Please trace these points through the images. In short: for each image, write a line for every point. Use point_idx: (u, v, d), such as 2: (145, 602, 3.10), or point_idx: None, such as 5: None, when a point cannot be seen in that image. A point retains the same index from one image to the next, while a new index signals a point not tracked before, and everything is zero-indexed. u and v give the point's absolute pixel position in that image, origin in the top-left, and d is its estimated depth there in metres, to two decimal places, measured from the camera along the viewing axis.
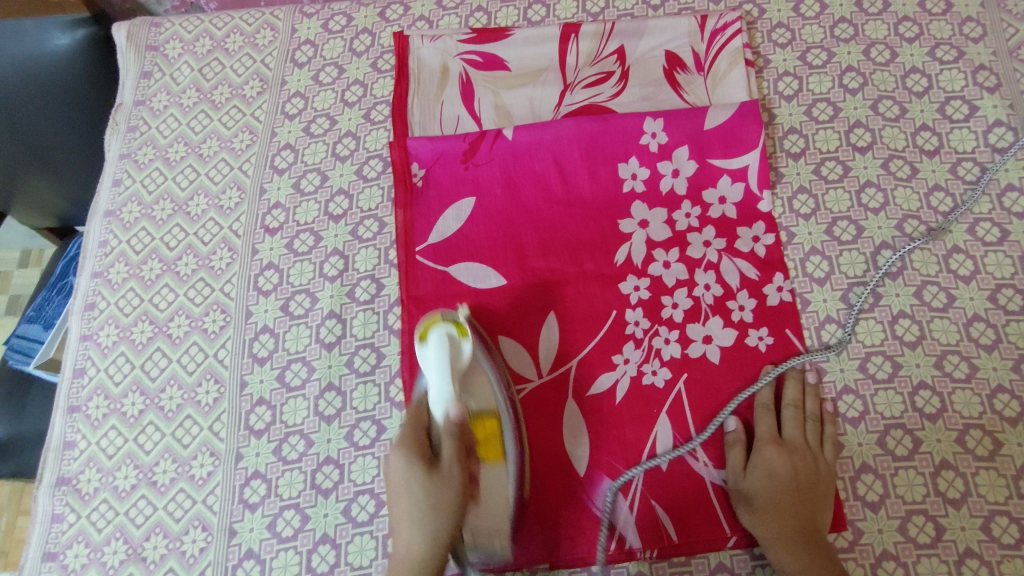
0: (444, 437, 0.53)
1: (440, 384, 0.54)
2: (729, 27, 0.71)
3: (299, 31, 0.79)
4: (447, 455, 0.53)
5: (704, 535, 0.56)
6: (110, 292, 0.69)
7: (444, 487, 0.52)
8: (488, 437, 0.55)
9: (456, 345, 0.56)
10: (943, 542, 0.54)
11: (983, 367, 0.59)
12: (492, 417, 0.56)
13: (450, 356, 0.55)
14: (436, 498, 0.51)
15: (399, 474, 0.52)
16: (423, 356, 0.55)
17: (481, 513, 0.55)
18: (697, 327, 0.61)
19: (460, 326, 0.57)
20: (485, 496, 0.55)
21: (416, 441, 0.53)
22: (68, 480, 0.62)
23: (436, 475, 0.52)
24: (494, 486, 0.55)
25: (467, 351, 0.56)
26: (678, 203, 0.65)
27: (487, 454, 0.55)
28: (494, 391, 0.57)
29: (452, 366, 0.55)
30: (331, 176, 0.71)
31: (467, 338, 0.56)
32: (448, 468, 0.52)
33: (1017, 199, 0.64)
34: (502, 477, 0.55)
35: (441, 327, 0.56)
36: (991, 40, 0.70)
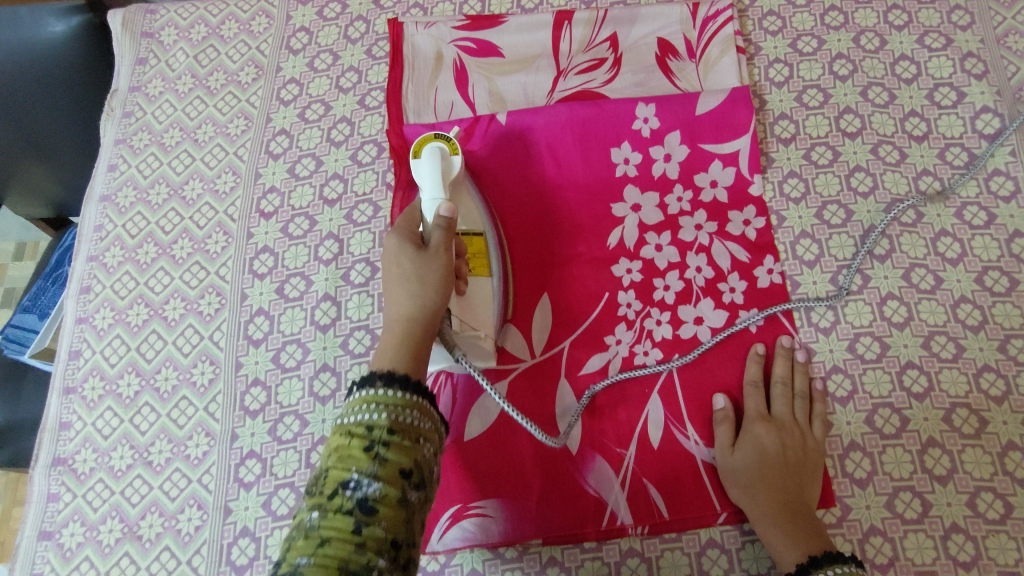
0: (434, 227, 0.55)
1: (433, 185, 0.59)
2: (721, 14, 0.72)
3: (294, 18, 0.79)
4: (435, 242, 0.54)
5: (694, 512, 0.57)
6: (105, 276, 0.70)
7: (432, 258, 0.53)
8: (477, 250, 0.62)
9: (447, 159, 0.61)
10: (929, 518, 0.55)
11: (970, 347, 0.59)
12: (478, 235, 0.62)
13: (441, 163, 0.60)
14: (422, 268, 0.53)
15: (391, 257, 0.54)
16: (417, 167, 0.61)
17: (468, 301, 0.59)
18: (689, 309, 0.62)
19: (451, 143, 0.62)
20: (474, 292, 0.60)
21: (409, 228, 0.56)
22: (64, 460, 0.63)
23: (425, 253, 0.54)
24: (479, 289, 0.61)
25: (457, 165, 0.62)
26: (669, 187, 0.66)
27: (474, 267, 0.61)
28: (478, 212, 0.63)
29: (443, 172, 0.60)
30: (326, 161, 0.71)
31: (457, 155, 0.62)
32: (437, 249, 0.54)
33: (1004, 183, 0.65)
34: (488, 284, 0.61)
35: (433, 143, 0.62)
36: (979, 28, 0.71)
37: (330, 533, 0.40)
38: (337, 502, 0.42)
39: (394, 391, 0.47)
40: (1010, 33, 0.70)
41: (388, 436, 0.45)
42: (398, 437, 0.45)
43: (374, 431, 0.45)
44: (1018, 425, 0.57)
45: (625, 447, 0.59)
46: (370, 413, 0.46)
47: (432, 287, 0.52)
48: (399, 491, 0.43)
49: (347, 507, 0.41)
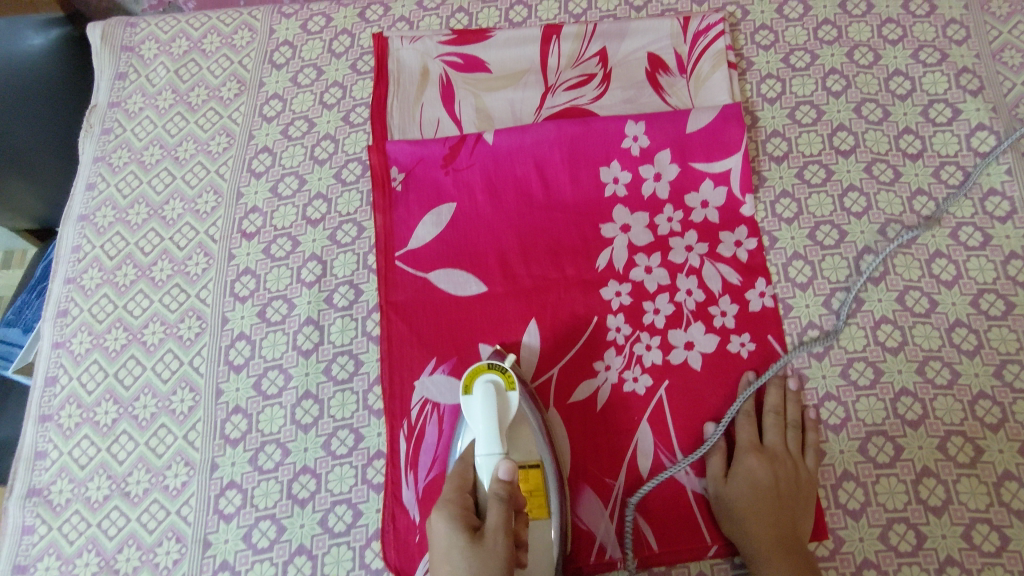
0: (493, 502, 0.48)
1: (488, 434, 0.53)
2: (712, 28, 0.70)
3: (277, 31, 0.78)
4: (492, 523, 0.48)
5: (684, 544, 0.56)
6: (83, 298, 0.68)
7: (489, 553, 0.47)
8: (533, 492, 0.54)
9: (503, 396, 0.55)
10: (923, 551, 0.54)
11: (965, 373, 0.58)
12: (536, 469, 0.54)
13: (496, 405, 0.54)
14: (480, 572, 0.46)
15: (442, 536, 0.48)
16: (469, 407, 0.54)
17: (528, 560, 0.52)
18: (679, 333, 0.61)
19: (507, 376, 0.55)
20: (532, 551, 0.53)
21: (461, 505, 0.49)
22: (39, 491, 0.61)
23: (481, 546, 0.47)
24: (540, 544, 0.53)
25: (513, 403, 0.55)
26: (660, 207, 0.65)
27: (533, 509, 0.53)
28: (537, 449, 0.55)
29: (499, 419, 0.53)
30: (309, 180, 0.70)
31: (514, 391, 0.55)
32: (494, 542, 0.47)
33: (1000, 203, 0.63)
34: (548, 531, 0.53)
35: (486, 378, 0.55)
36: (975, 43, 0.70)
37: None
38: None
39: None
40: (1007, 47, 0.69)
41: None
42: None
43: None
44: (1014, 454, 0.56)
45: (615, 476, 0.58)
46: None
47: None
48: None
49: None
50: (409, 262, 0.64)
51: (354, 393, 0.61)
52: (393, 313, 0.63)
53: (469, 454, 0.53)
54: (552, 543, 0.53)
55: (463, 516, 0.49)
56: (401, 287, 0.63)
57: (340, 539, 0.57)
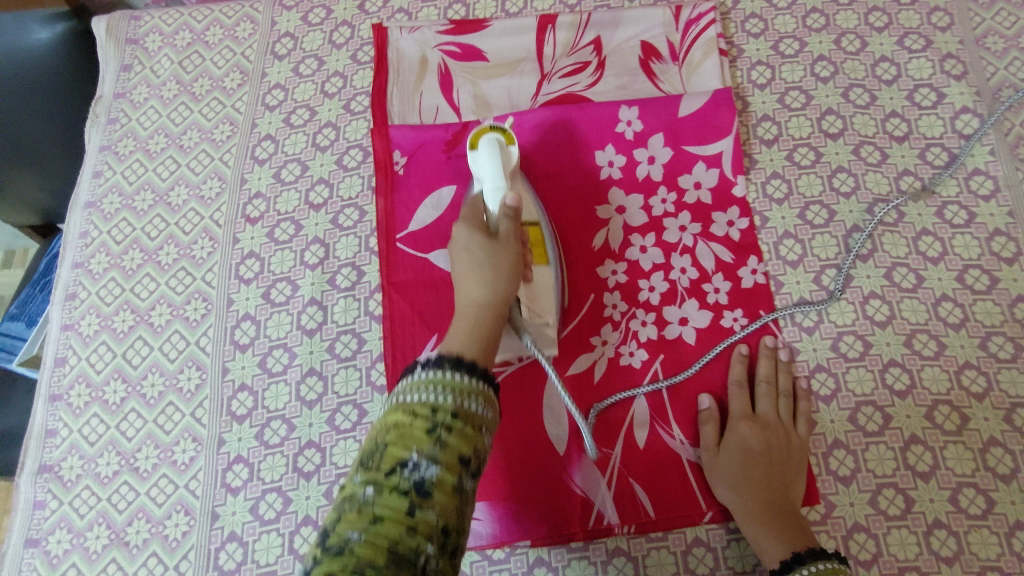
0: (501, 216, 0.56)
1: (496, 177, 0.58)
2: (703, 17, 0.72)
3: (279, 24, 0.80)
4: (504, 228, 0.56)
5: (680, 511, 0.57)
6: (91, 282, 0.70)
7: (505, 244, 0.55)
8: (535, 240, 0.62)
9: (505, 149, 0.61)
10: (912, 514, 0.55)
11: (951, 345, 0.60)
12: (534, 225, 0.62)
13: (501, 154, 0.59)
14: (494, 255, 0.54)
15: (463, 252, 0.56)
16: (477, 159, 0.60)
17: (536, 290, 0.60)
18: (673, 309, 0.63)
19: (507, 134, 0.61)
20: (537, 282, 0.60)
21: (476, 217, 0.57)
22: (50, 467, 0.63)
23: (497, 241, 0.55)
24: (543, 279, 0.61)
25: (514, 155, 0.61)
26: (654, 188, 0.66)
27: (536, 256, 0.61)
28: (533, 205, 0.63)
29: (504, 161, 0.59)
30: (312, 166, 0.72)
31: (513, 145, 0.61)
32: (507, 235, 0.55)
33: (984, 182, 0.65)
34: (548, 274, 0.61)
35: (490, 134, 0.61)
36: (958, 29, 0.72)
37: (383, 511, 0.37)
38: (394, 480, 0.38)
39: (466, 377, 0.45)
40: (989, 34, 0.71)
41: (453, 422, 0.42)
42: (461, 423, 0.42)
43: (437, 414, 0.42)
44: (998, 422, 0.57)
45: (612, 446, 0.59)
46: (435, 394, 0.43)
47: (505, 275, 0.53)
48: (458, 480, 0.40)
49: (400, 489, 0.38)
50: (409, 244, 0.66)
51: (357, 370, 0.63)
52: (394, 293, 0.64)
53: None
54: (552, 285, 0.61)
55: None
56: (402, 269, 0.65)
57: None
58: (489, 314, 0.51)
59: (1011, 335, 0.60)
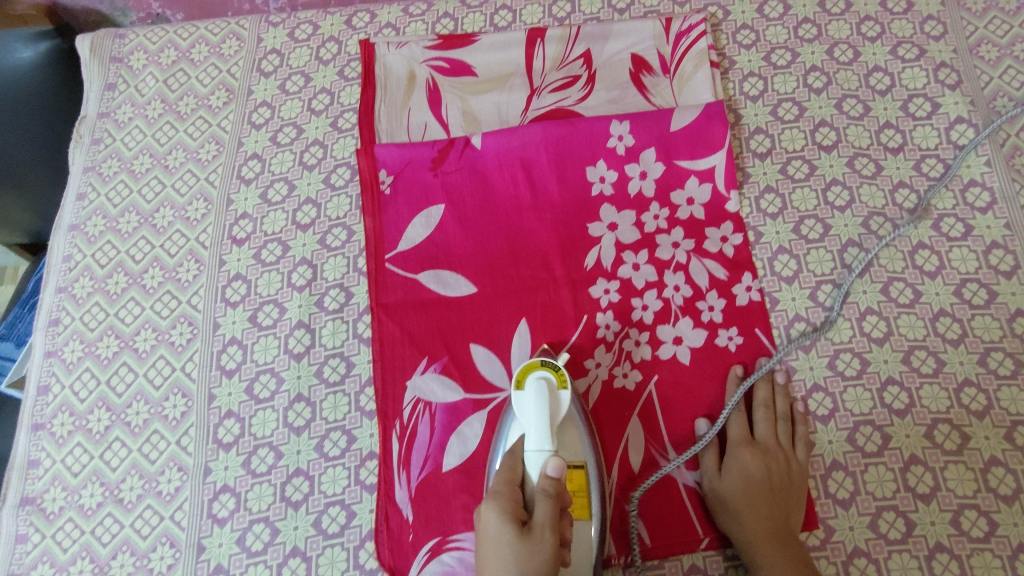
0: (541, 502, 0.49)
1: (540, 429, 0.53)
2: (694, 29, 0.71)
3: (265, 40, 0.78)
4: (539, 521, 0.48)
5: (678, 537, 0.56)
6: (74, 307, 0.68)
7: (537, 547, 0.46)
8: (577, 491, 0.53)
9: (554, 393, 0.55)
10: (913, 538, 0.54)
11: (950, 362, 0.59)
12: (581, 471, 0.54)
13: (548, 405, 0.54)
14: (524, 561, 0.46)
15: (489, 535, 0.47)
16: (521, 402, 0.55)
17: (570, 561, 0.52)
18: (667, 329, 0.61)
19: (559, 373, 0.56)
20: (574, 548, 0.52)
21: (512, 499, 0.49)
22: (32, 499, 0.61)
23: (530, 542, 0.46)
24: (582, 544, 0.53)
25: (564, 401, 0.55)
26: (646, 205, 0.65)
27: (576, 508, 0.53)
28: (582, 447, 0.55)
29: (550, 412, 0.54)
30: (299, 186, 0.70)
31: (566, 389, 0.55)
32: (543, 535, 0.47)
33: (980, 194, 0.64)
34: (589, 533, 0.53)
35: (540, 375, 0.55)
36: (952, 38, 0.71)
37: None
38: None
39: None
40: (983, 42, 0.70)
41: None
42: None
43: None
44: (1000, 440, 0.56)
45: (607, 472, 0.58)
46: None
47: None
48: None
49: None
50: (398, 264, 0.65)
51: (346, 395, 0.62)
52: (383, 315, 0.63)
53: (519, 449, 0.54)
54: (592, 544, 0.53)
55: (513, 508, 0.48)
56: (391, 290, 0.64)
57: (334, 540, 0.57)
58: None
59: (1010, 350, 0.59)
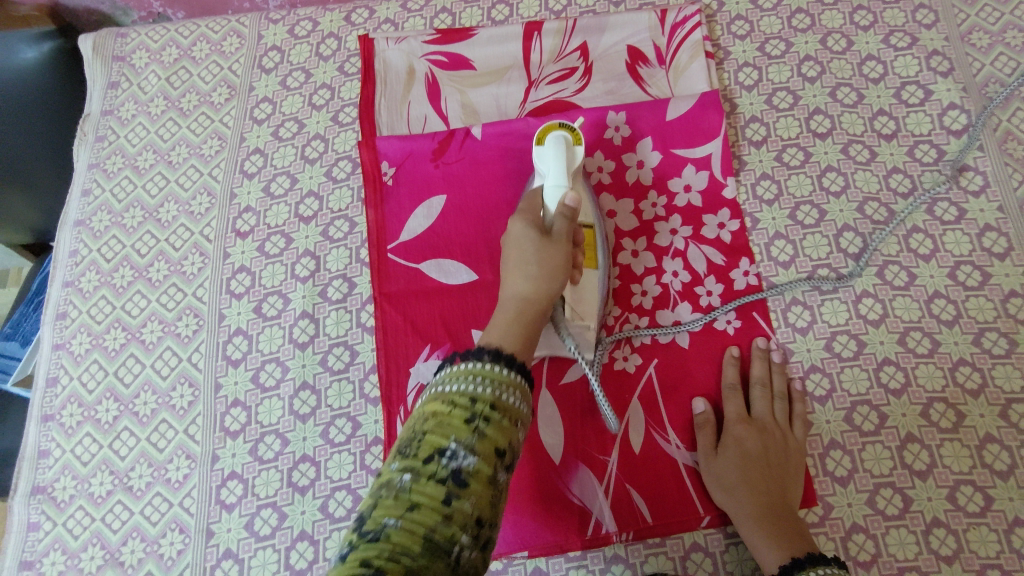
0: (557, 216, 0.54)
1: (557, 178, 0.56)
2: (689, 20, 0.72)
3: (266, 37, 0.80)
4: (557, 229, 0.53)
5: (678, 516, 0.57)
6: (81, 301, 0.69)
7: (555, 244, 0.53)
8: (591, 244, 0.59)
9: (571, 149, 0.57)
10: (910, 513, 0.55)
11: (945, 342, 0.60)
12: (589, 229, 0.60)
13: (566, 156, 0.57)
14: (546, 257, 0.52)
15: (513, 247, 0.54)
16: (542, 153, 0.58)
17: (579, 291, 0.58)
18: (667, 313, 0.62)
19: (575, 133, 0.58)
20: (583, 285, 0.58)
21: (533, 212, 0.55)
22: (43, 488, 0.62)
23: (550, 241, 0.53)
24: (589, 280, 0.59)
25: (580, 156, 0.58)
26: (643, 193, 0.66)
27: (587, 258, 0.59)
28: (588, 208, 0.61)
29: (568, 162, 0.57)
30: (301, 179, 0.71)
31: (580, 146, 0.58)
32: (559, 239, 0.53)
33: (973, 178, 0.65)
34: (595, 279, 0.59)
35: (557, 133, 0.58)
36: (943, 26, 0.72)
37: (420, 498, 0.37)
38: (432, 468, 0.38)
39: (505, 369, 0.44)
40: (974, 30, 0.71)
41: (490, 411, 0.41)
42: (499, 416, 0.42)
43: (476, 405, 0.42)
44: (994, 418, 0.57)
45: (608, 453, 0.59)
46: (473, 387, 0.42)
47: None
48: (491, 477, 0.40)
49: (440, 476, 0.38)
50: (400, 254, 0.66)
51: (350, 382, 0.63)
52: (386, 304, 0.64)
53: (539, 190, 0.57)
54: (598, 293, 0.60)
55: (535, 219, 0.55)
56: (394, 279, 0.65)
57: (341, 523, 0.58)
58: (529, 311, 0.51)
59: (1004, 330, 0.60)
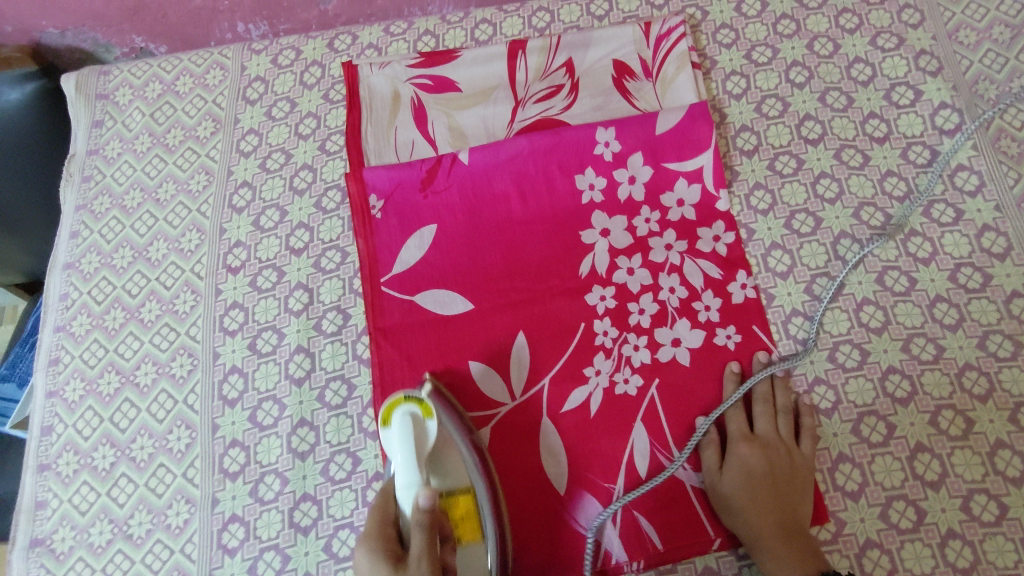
0: (415, 527, 0.48)
1: (407, 464, 0.52)
2: (673, 31, 0.71)
3: (249, 68, 0.79)
4: (414, 553, 0.47)
5: (687, 540, 0.56)
6: (74, 345, 0.68)
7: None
8: (465, 517, 0.54)
9: (420, 425, 0.54)
10: (925, 526, 0.54)
11: (950, 347, 0.59)
12: (465, 493, 0.55)
13: (414, 437, 0.53)
14: None
15: None
16: (389, 440, 0.54)
17: None
18: (665, 331, 0.62)
19: (424, 405, 0.55)
20: None
21: (385, 524, 0.51)
22: (42, 540, 0.61)
23: (405, 570, 0.47)
24: (472, 569, 0.53)
25: (433, 430, 0.54)
26: (636, 209, 0.65)
27: (464, 534, 0.53)
28: (466, 467, 0.56)
29: (417, 446, 0.53)
30: (290, 211, 0.71)
31: (432, 417, 0.55)
32: (417, 566, 0.46)
33: (968, 178, 0.64)
34: (484, 569, 0.53)
35: (403, 408, 0.54)
36: (930, 25, 0.71)
37: None
38: None
39: None
40: (961, 27, 0.71)
41: None
42: None
43: None
44: (1004, 423, 0.56)
45: (612, 480, 0.58)
46: None
47: None
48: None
49: None
50: (394, 287, 0.65)
51: (349, 418, 0.62)
52: (382, 338, 0.63)
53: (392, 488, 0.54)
54: (487, 566, 0.53)
55: (388, 546, 0.49)
56: (389, 312, 0.64)
57: (345, 563, 0.57)
58: None
59: (1009, 333, 0.59)
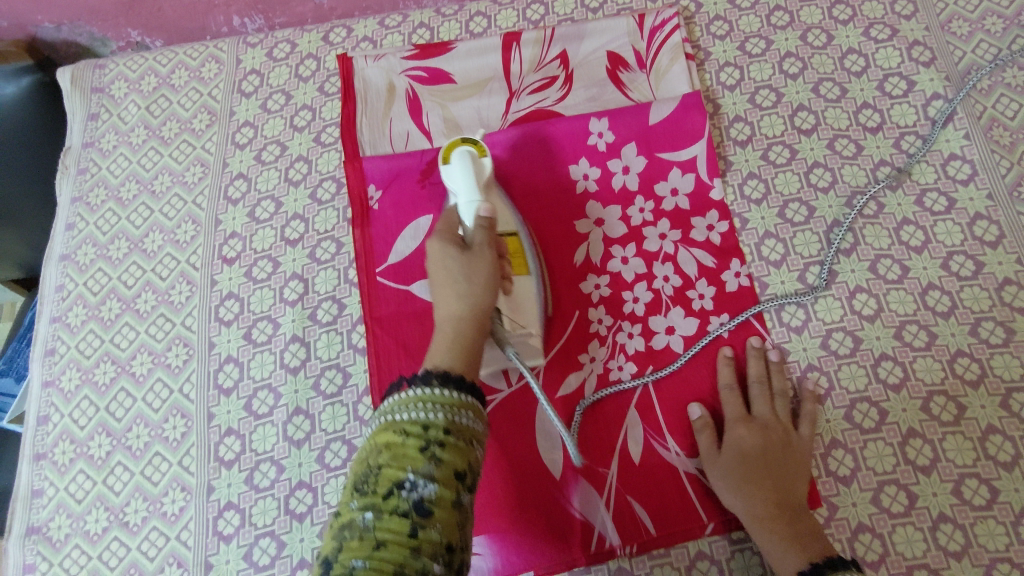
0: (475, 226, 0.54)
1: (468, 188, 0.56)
2: (667, 23, 0.72)
3: (244, 61, 0.79)
4: (478, 239, 0.53)
5: (680, 525, 0.56)
6: (69, 336, 0.69)
7: (479, 253, 0.52)
8: (516, 251, 0.59)
9: (477, 162, 0.58)
10: (916, 510, 0.54)
11: (942, 334, 0.59)
12: (514, 234, 0.60)
13: (473, 168, 0.58)
14: (472, 262, 0.52)
15: (437, 266, 0.53)
16: (448, 171, 0.58)
17: (514, 302, 0.57)
18: (659, 319, 0.62)
19: (479, 146, 0.60)
20: (519, 293, 0.58)
21: (449, 226, 0.55)
22: (38, 528, 0.62)
23: (470, 251, 0.52)
24: (525, 289, 0.58)
25: (488, 168, 0.59)
26: (631, 199, 0.66)
27: (515, 265, 0.59)
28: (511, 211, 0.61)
29: (477, 175, 0.57)
30: (286, 202, 0.71)
31: (486, 157, 0.59)
32: (481, 247, 0.53)
33: (961, 166, 0.65)
34: (530, 285, 0.59)
35: (462, 148, 0.59)
36: (923, 16, 0.72)
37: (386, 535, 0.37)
38: (394, 501, 0.38)
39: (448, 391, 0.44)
40: (954, 18, 0.71)
41: (445, 436, 0.41)
42: (455, 438, 0.42)
43: (430, 430, 0.41)
44: (995, 408, 0.57)
45: (608, 465, 0.58)
46: (423, 411, 0.42)
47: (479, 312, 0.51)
48: (453, 495, 0.40)
49: (402, 509, 0.38)
50: (389, 277, 0.65)
51: (344, 406, 0.62)
52: (377, 327, 0.63)
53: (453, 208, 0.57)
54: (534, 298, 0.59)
55: (450, 233, 0.54)
56: (384, 302, 0.64)
57: None
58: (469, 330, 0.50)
59: (1001, 319, 0.59)
